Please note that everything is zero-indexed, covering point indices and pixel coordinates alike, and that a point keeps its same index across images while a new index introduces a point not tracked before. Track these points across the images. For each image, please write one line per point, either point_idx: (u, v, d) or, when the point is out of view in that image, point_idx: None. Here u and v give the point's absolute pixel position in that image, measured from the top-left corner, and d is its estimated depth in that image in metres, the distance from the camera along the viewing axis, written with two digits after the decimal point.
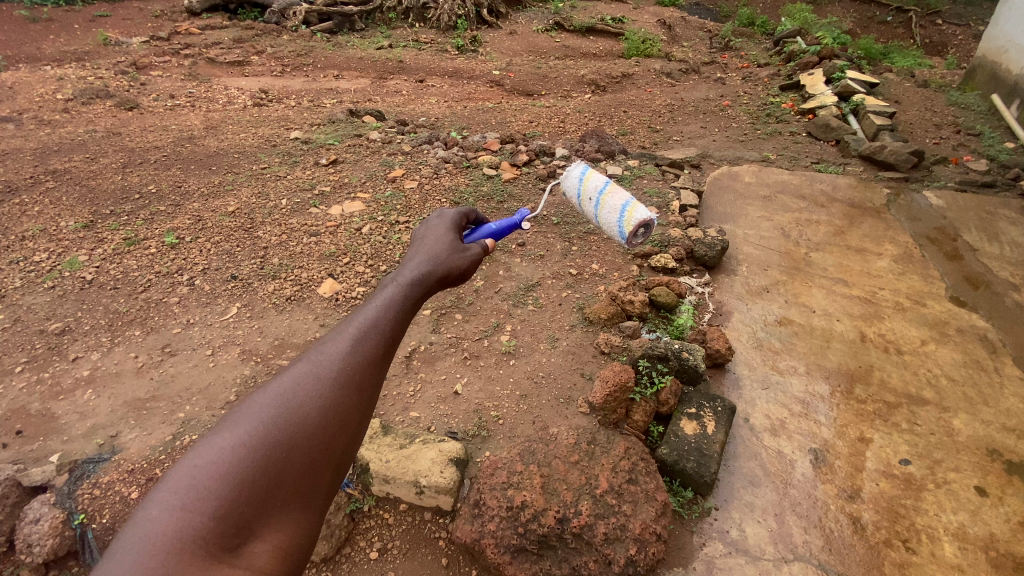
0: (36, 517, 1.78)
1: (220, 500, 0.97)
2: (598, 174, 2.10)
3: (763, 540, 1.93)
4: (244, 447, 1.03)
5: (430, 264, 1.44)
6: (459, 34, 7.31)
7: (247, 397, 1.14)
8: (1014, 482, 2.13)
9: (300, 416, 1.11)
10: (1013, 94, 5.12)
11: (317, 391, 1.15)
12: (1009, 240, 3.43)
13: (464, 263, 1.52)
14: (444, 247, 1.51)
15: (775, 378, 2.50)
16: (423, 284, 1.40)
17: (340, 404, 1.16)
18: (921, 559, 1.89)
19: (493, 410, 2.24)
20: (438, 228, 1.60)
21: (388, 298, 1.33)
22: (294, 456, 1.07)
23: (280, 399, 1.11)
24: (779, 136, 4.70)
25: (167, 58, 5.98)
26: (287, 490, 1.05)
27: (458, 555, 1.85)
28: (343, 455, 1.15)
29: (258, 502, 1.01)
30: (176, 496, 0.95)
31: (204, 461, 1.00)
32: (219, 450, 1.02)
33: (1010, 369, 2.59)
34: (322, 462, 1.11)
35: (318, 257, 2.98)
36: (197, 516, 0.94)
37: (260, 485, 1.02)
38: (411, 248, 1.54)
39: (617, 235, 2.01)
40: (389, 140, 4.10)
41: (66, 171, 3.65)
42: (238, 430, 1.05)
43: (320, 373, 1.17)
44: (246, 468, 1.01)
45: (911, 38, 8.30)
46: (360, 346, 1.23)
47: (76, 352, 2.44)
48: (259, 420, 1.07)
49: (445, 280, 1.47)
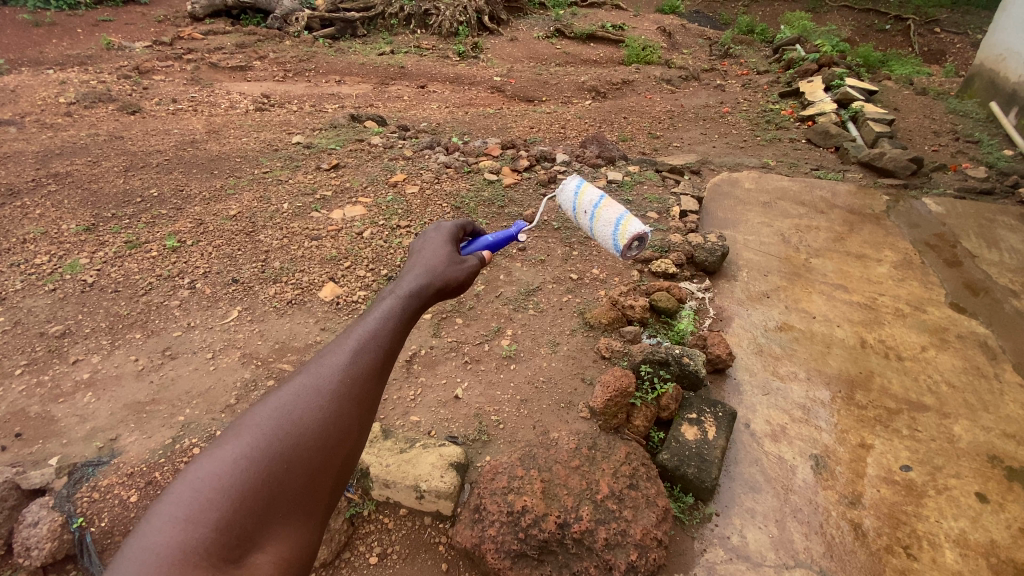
0: (34, 520, 1.79)
1: (221, 512, 0.96)
2: (593, 188, 2.11)
3: (765, 547, 1.92)
4: (244, 459, 1.03)
5: (429, 275, 1.44)
6: (460, 40, 7.35)
7: (246, 410, 1.14)
8: (1015, 488, 2.13)
9: (301, 428, 1.10)
10: (1011, 102, 5.14)
11: (318, 403, 1.14)
12: (1008, 247, 3.44)
13: (462, 275, 1.51)
14: (442, 259, 1.50)
15: (775, 383, 2.50)
16: (421, 295, 1.39)
17: (340, 417, 1.15)
18: (923, 565, 1.89)
19: (493, 415, 2.24)
20: (436, 238, 1.59)
21: (388, 310, 1.32)
22: (295, 467, 1.07)
23: (281, 411, 1.11)
24: (779, 142, 4.72)
25: (170, 63, 6.01)
26: (288, 501, 1.05)
27: (458, 560, 1.85)
28: (343, 466, 1.15)
29: (259, 513, 1.00)
30: (178, 508, 0.94)
31: (205, 473, 0.99)
32: (220, 462, 1.01)
33: (1010, 375, 2.59)
34: (323, 473, 1.11)
35: (319, 261, 2.98)
36: (200, 527, 0.93)
37: (261, 496, 1.01)
38: (410, 260, 1.53)
39: (612, 248, 1.99)
40: (391, 145, 4.11)
41: (68, 174, 3.65)
42: (240, 442, 1.05)
43: (320, 385, 1.16)
44: (247, 479, 1.01)
45: (909, 46, 8.36)
46: (360, 358, 1.22)
47: (76, 355, 2.44)
48: (259, 433, 1.07)
49: (443, 291, 1.46)
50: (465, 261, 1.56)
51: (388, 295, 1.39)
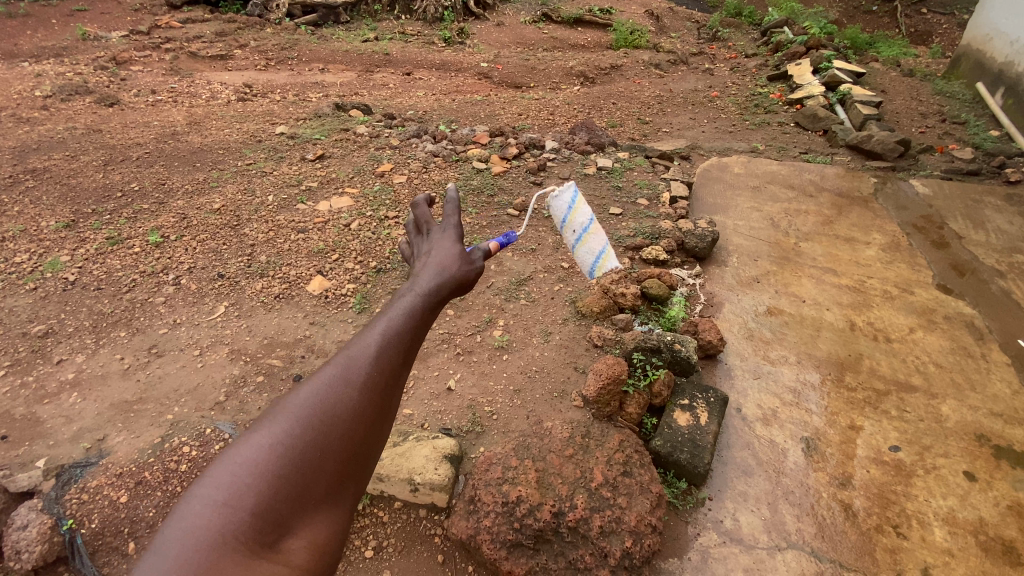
0: (24, 523, 1.77)
1: (258, 499, 0.96)
2: (586, 208, 2.00)
3: (757, 529, 1.94)
4: (278, 447, 1.01)
5: (448, 266, 1.35)
6: (445, 26, 7.23)
7: (280, 397, 1.12)
8: (1002, 466, 2.16)
9: (333, 417, 1.08)
10: (997, 82, 5.16)
11: (347, 393, 1.10)
12: (994, 228, 3.47)
13: (471, 274, 1.37)
14: (452, 254, 1.37)
15: (766, 367, 2.51)
16: (441, 290, 1.29)
17: (368, 407, 1.11)
18: (912, 544, 1.92)
19: (486, 406, 2.24)
20: (450, 228, 1.46)
21: (409, 304, 1.25)
22: (328, 456, 1.05)
23: (312, 399, 1.08)
24: (768, 126, 4.72)
25: (148, 53, 5.86)
26: (322, 489, 1.03)
27: (454, 551, 1.85)
28: (372, 456, 1.12)
29: (294, 501, 0.99)
30: (218, 492, 0.95)
31: (242, 458, 0.99)
32: (256, 448, 1.01)
33: (996, 355, 2.62)
34: (352, 462, 1.08)
35: (306, 254, 2.95)
36: (237, 512, 0.94)
37: (294, 483, 1.00)
38: (426, 252, 1.44)
39: (586, 273, 2.11)
40: (377, 134, 4.05)
41: (46, 169, 3.57)
42: (275, 430, 1.04)
43: (348, 376, 1.12)
44: (281, 466, 1.00)
45: (896, 27, 8.35)
46: (388, 348, 1.18)
47: (60, 355, 2.39)
48: (292, 420, 1.05)
49: (460, 288, 1.35)
50: (473, 260, 1.40)
51: (409, 286, 1.31)
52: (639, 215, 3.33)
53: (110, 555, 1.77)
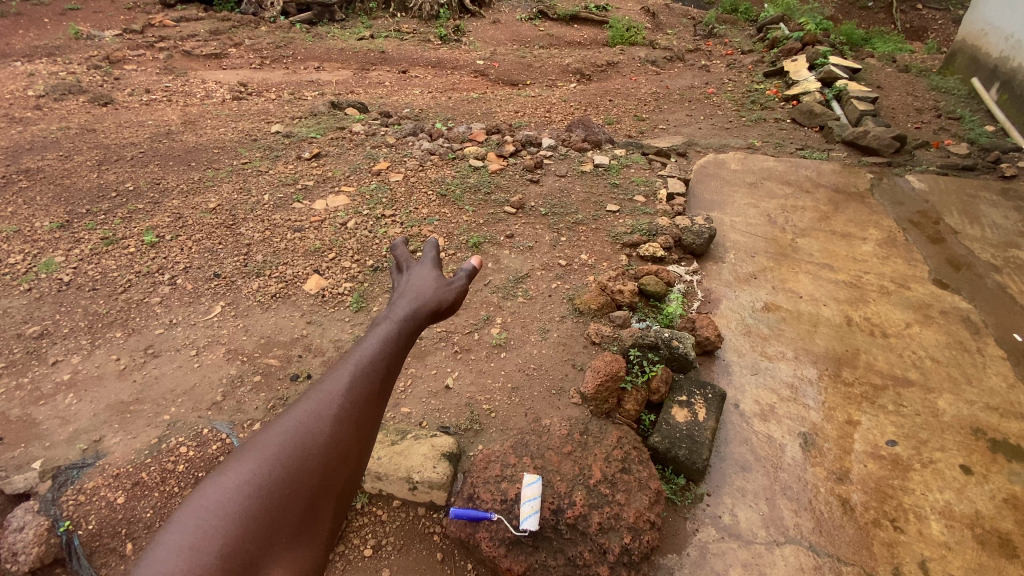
0: (19, 526, 1.76)
1: (228, 540, 0.91)
2: (531, 503, 1.75)
3: (755, 524, 1.94)
4: (246, 486, 0.98)
5: (420, 298, 1.39)
6: (440, 24, 7.20)
7: (248, 440, 1.09)
8: (998, 459, 2.17)
9: (303, 454, 1.05)
10: (992, 77, 5.16)
11: (318, 427, 1.10)
12: (990, 223, 3.47)
13: (451, 296, 1.44)
14: (430, 283, 1.44)
15: (764, 363, 2.52)
16: (415, 319, 1.34)
17: (338, 440, 1.10)
18: (909, 537, 1.92)
19: (485, 403, 2.24)
20: (422, 265, 1.54)
21: (384, 333, 1.28)
22: (299, 492, 1.02)
23: (282, 434, 1.07)
24: (764, 122, 4.72)
25: (142, 52, 5.82)
26: (292, 528, 0.99)
27: (453, 549, 1.85)
28: (343, 492, 1.10)
29: (263, 543, 0.94)
30: (184, 536, 0.89)
31: (208, 501, 0.95)
32: (223, 489, 0.97)
33: (992, 349, 2.62)
34: (324, 498, 1.05)
35: (303, 253, 2.94)
36: (205, 554, 0.88)
37: (261, 523, 0.96)
38: (398, 288, 1.47)
39: (529, 489, 1.78)
40: (373, 133, 4.04)
41: (40, 170, 3.54)
42: (244, 469, 1.00)
43: (320, 410, 1.12)
44: (251, 505, 0.96)
45: (892, 23, 8.31)
46: (358, 382, 1.18)
47: (55, 356, 2.38)
48: (261, 458, 1.02)
49: (436, 313, 1.39)
50: (454, 282, 1.49)
51: (383, 320, 1.34)
52: (637, 212, 3.33)
53: (107, 557, 1.76)
